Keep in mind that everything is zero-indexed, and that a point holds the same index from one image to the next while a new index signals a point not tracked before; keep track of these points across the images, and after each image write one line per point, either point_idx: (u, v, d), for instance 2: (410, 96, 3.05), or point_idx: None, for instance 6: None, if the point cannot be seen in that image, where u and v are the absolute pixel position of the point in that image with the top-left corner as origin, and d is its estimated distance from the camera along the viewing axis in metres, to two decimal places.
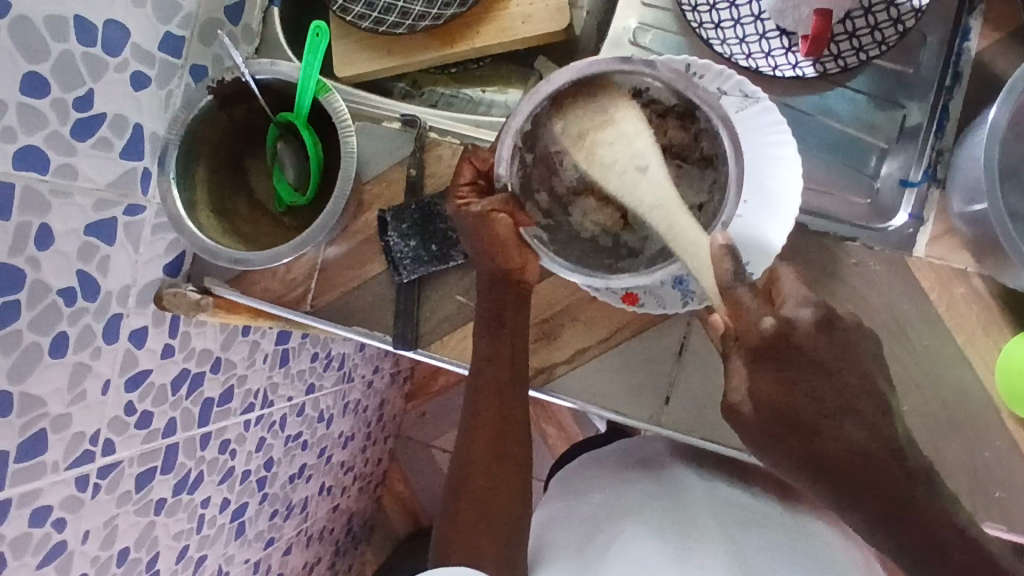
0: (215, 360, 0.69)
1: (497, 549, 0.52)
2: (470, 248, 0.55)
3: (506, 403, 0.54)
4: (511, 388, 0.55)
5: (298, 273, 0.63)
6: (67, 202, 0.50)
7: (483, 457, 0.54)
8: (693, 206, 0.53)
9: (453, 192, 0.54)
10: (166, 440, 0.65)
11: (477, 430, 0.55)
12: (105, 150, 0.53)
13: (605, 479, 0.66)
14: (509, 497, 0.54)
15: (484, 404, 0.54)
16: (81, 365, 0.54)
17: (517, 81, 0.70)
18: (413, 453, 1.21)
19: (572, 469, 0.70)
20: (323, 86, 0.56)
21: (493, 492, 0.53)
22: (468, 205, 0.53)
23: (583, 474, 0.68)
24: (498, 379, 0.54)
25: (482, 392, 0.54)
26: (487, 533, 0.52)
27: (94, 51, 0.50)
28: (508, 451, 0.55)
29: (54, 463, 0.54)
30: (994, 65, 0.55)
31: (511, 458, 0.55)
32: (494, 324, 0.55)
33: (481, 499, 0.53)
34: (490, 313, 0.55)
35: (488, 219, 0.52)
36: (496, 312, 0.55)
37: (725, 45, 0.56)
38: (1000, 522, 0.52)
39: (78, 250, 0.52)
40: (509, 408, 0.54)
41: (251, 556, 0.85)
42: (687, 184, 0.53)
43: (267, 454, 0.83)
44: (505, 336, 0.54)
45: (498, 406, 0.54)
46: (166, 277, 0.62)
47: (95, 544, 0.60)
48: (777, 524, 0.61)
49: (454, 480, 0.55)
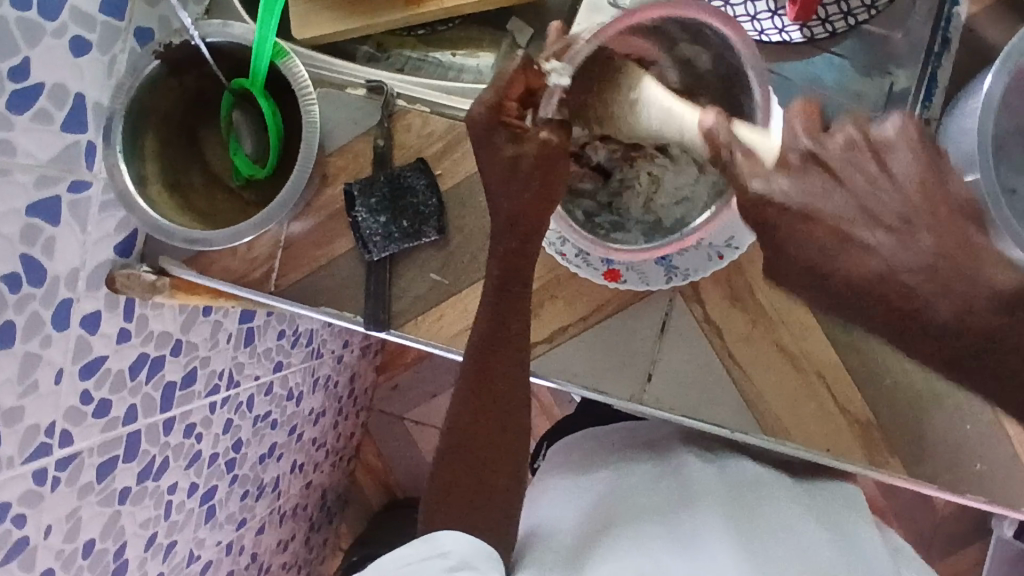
0: (175, 342, 0.66)
1: (491, 521, 0.51)
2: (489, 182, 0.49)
3: (515, 378, 0.50)
4: (514, 357, 0.49)
5: (259, 252, 0.60)
6: (6, 181, 0.46)
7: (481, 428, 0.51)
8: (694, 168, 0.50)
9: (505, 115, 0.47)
10: (127, 427, 0.62)
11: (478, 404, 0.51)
12: (45, 123, 0.49)
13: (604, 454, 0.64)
14: (506, 474, 0.52)
15: (486, 372, 0.49)
16: (31, 355, 0.50)
17: (489, 45, 0.65)
18: (386, 426, 1.19)
19: (566, 445, 0.69)
20: (281, 51, 0.52)
21: (499, 474, 0.51)
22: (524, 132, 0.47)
23: (576, 447, 0.67)
24: (502, 341, 0.49)
25: (486, 358, 0.49)
26: (479, 506, 0.51)
27: (29, 15, 0.46)
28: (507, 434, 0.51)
29: (8, 457, 0.50)
30: (984, 32, 0.54)
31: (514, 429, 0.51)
32: (506, 285, 0.49)
33: (479, 477, 0.51)
34: (500, 275, 0.49)
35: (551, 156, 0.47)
36: (508, 277, 0.49)
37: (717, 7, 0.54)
38: (981, 494, 0.52)
39: (20, 233, 0.47)
40: (511, 378, 0.50)
41: (223, 538, 0.83)
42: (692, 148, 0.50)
43: (234, 435, 0.80)
44: (514, 298, 0.49)
45: (501, 375, 0.49)
46: (118, 257, 0.58)
47: (59, 537, 0.57)
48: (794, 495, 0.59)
49: (450, 445, 0.52)
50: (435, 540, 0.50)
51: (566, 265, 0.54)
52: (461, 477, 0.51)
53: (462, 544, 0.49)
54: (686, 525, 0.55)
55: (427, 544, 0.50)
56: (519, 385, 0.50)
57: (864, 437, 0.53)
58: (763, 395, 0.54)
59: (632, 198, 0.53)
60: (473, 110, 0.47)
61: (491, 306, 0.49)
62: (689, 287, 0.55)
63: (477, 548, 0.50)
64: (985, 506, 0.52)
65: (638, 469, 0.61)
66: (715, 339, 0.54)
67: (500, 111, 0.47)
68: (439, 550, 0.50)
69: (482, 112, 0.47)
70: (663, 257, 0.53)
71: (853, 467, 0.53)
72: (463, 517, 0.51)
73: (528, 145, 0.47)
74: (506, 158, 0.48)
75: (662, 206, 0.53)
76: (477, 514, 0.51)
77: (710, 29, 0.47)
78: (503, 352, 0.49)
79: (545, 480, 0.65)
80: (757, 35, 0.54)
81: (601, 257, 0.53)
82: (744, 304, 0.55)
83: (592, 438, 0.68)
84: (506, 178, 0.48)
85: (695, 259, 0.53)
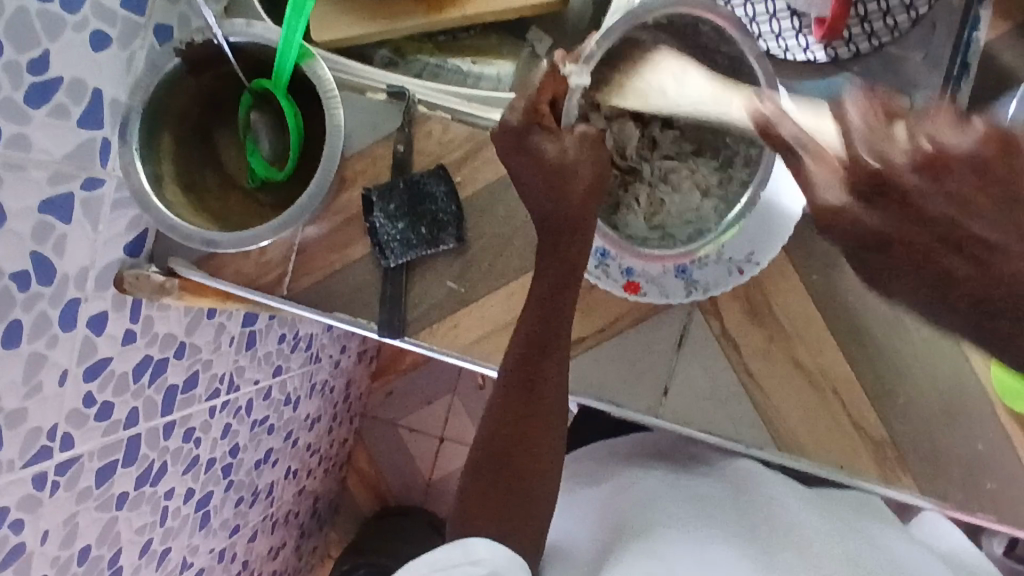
0: (180, 344, 0.64)
1: (524, 529, 0.50)
2: (529, 184, 0.47)
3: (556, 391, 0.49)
4: (552, 365, 0.48)
5: (272, 256, 0.59)
6: (21, 176, 0.45)
7: (519, 436, 0.49)
8: (706, 190, 0.52)
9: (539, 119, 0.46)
10: (128, 431, 0.60)
11: (516, 412, 0.49)
12: (62, 118, 0.47)
13: (614, 463, 0.64)
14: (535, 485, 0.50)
15: (524, 381, 0.48)
16: (36, 356, 0.49)
17: (507, 54, 0.65)
18: (380, 432, 1.18)
19: (585, 452, 0.68)
20: (307, 53, 0.52)
21: (530, 484, 0.50)
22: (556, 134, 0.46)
23: (594, 463, 0.66)
24: (541, 348, 0.48)
25: (525, 366, 0.48)
26: (514, 517, 0.50)
27: (50, 8, 0.44)
28: (540, 445, 0.50)
29: (9, 461, 0.49)
30: (1001, 56, 0.54)
31: (548, 438, 0.50)
32: (553, 293, 0.47)
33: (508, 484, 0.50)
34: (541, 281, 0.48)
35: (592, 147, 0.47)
36: (554, 291, 0.47)
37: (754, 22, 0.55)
38: (991, 513, 0.53)
39: (32, 229, 0.46)
40: (549, 388, 0.48)
41: (216, 545, 0.82)
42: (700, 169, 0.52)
43: (232, 440, 0.78)
44: (557, 306, 0.47)
45: (539, 384, 0.48)
46: (127, 257, 0.57)
47: (55, 544, 0.55)
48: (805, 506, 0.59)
49: (484, 452, 0.51)
50: (466, 547, 0.48)
51: (585, 275, 0.53)
52: (497, 486, 0.50)
53: (496, 552, 0.48)
54: (699, 534, 0.51)
55: (458, 551, 0.48)
56: (558, 399, 0.49)
57: (877, 455, 0.54)
58: (778, 412, 0.54)
59: (634, 214, 0.52)
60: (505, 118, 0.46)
61: (536, 312, 0.48)
62: (707, 300, 0.55)
63: (509, 559, 0.48)
64: (996, 525, 0.53)
65: (651, 480, 0.59)
66: (733, 351, 0.55)
67: (535, 116, 0.46)
68: (470, 557, 0.48)
69: (518, 115, 0.46)
70: (681, 270, 0.52)
71: (865, 484, 0.53)
72: (495, 529, 0.50)
73: (570, 141, 0.46)
74: (553, 161, 0.46)
75: (673, 223, 0.52)
76: (505, 522, 0.50)
77: (710, 26, 0.47)
78: (541, 362, 0.48)
79: (565, 498, 0.63)
80: (782, 53, 0.55)
81: (620, 267, 0.52)
82: (762, 319, 0.55)
83: (610, 447, 0.67)
84: (555, 184, 0.47)
85: (717, 272, 0.52)
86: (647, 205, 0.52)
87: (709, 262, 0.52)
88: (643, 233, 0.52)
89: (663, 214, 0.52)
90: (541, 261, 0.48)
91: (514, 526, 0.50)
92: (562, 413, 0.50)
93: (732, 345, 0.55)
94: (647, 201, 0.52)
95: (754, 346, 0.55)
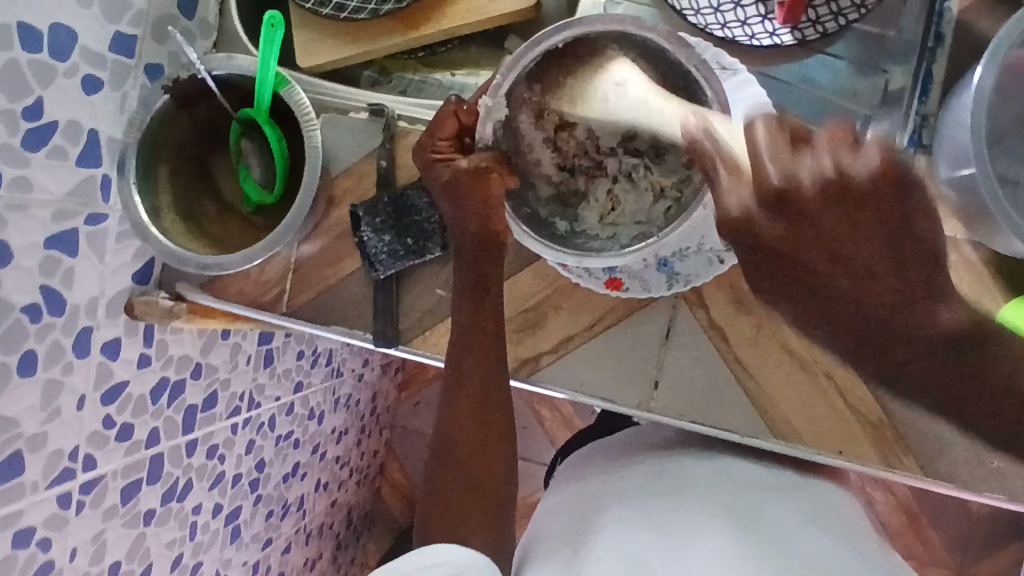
0: (196, 365, 0.67)
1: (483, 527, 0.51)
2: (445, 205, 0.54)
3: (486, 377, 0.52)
4: (493, 362, 0.53)
5: (271, 275, 0.61)
6: (24, 216, 0.48)
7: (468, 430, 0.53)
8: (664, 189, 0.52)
9: (432, 146, 0.54)
10: (150, 450, 0.63)
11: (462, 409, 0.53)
12: (60, 159, 0.51)
13: (612, 458, 0.64)
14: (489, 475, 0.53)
15: (469, 378, 0.52)
16: (53, 383, 0.52)
17: (488, 64, 0.67)
18: (409, 442, 1.20)
19: (581, 457, 0.68)
20: (283, 80, 0.55)
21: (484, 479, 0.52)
22: (449, 160, 0.53)
23: (584, 464, 0.66)
24: (479, 347, 0.52)
25: (467, 363, 0.52)
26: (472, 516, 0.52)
27: (41, 57, 0.48)
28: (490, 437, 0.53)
29: (33, 483, 0.52)
30: (978, 23, 0.53)
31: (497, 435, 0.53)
32: (479, 290, 0.53)
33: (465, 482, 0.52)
34: (471, 286, 0.53)
35: (480, 175, 0.52)
36: (479, 281, 0.53)
37: (719, 14, 0.53)
38: (999, 492, 0.52)
39: (39, 264, 0.49)
40: (493, 383, 0.52)
41: (249, 557, 0.85)
42: (660, 168, 0.52)
43: (258, 455, 0.81)
44: (488, 307, 0.53)
45: (483, 381, 0.52)
46: (137, 285, 0.60)
47: (84, 560, 0.58)
48: (794, 494, 0.56)
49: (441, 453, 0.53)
50: (430, 550, 0.49)
51: (568, 275, 0.54)
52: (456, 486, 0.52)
53: (457, 556, 0.49)
54: (676, 527, 0.53)
55: (422, 555, 0.49)
56: (491, 381, 0.53)
57: (877, 439, 0.53)
58: (771, 398, 0.54)
59: (588, 211, 0.53)
60: (416, 149, 0.54)
61: (470, 311, 0.52)
62: (691, 291, 0.55)
63: (472, 560, 0.49)
64: (1005, 504, 0.52)
65: (642, 472, 0.59)
66: (719, 339, 0.54)
67: (433, 148, 0.54)
68: (434, 560, 0.48)
69: (422, 150, 0.54)
70: (663, 262, 0.53)
71: (865, 468, 0.53)
72: (454, 530, 0.51)
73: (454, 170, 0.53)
74: (444, 182, 0.53)
75: (620, 221, 0.53)
76: (467, 523, 0.51)
77: (641, 37, 0.48)
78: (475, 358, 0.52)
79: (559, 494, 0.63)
80: (748, 40, 0.54)
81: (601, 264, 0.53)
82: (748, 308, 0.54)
83: (605, 448, 0.67)
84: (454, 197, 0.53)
85: (695, 265, 0.52)
86: (604, 203, 0.53)
87: (688, 254, 0.52)
88: (593, 227, 0.53)
89: (618, 215, 0.53)
90: (461, 260, 0.54)
91: (470, 523, 0.51)
92: (505, 401, 0.53)
93: (717, 336, 0.55)
94: (605, 197, 0.53)
95: (744, 337, 0.54)
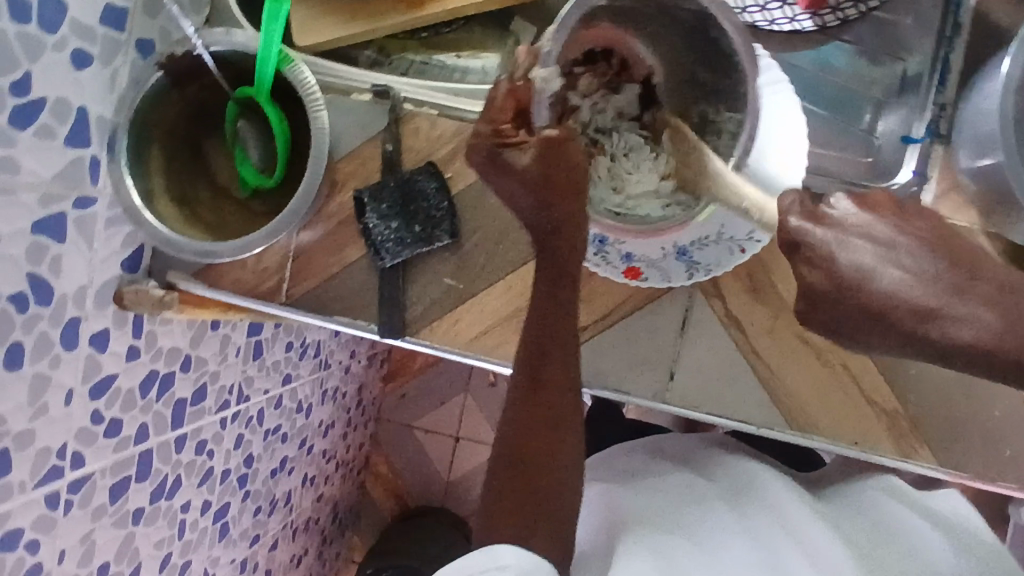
0: (185, 357, 0.64)
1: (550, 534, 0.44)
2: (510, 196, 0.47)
3: (564, 384, 0.47)
4: (566, 361, 0.47)
5: (269, 263, 0.59)
6: (11, 200, 0.44)
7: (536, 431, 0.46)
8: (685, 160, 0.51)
9: (497, 127, 0.46)
10: (138, 446, 0.60)
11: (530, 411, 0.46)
12: (48, 138, 0.47)
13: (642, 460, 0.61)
14: (564, 488, 0.46)
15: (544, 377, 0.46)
16: (40, 377, 0.49)
17: (493, 46, 0.65)
18: (396, 434, 1.18)
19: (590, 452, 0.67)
20: (287, 57, 0.52)
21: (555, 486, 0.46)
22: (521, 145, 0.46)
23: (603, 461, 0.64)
24: (555, 346, 0.47)
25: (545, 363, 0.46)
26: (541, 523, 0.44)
27: (29, 28, 0.44)
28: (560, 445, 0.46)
29: (21, 483, 0.49)
30: (993, 12, 0.52)
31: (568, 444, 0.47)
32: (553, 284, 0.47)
33: (529, 487, 0.45)
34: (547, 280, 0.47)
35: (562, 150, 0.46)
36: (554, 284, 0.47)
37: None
38: (1012, 480, 0.52)
39: (26, 251, 0.46)
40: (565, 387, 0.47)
41: (237, 555, 0.82)
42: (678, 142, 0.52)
43: (246, 450, 0.79)
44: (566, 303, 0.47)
45: (557, 383, 0.46)
46: (126, 273, 0.57)
47: (73, 562, 0.55)
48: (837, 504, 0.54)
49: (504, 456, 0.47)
50: (492, 552, 0.43)
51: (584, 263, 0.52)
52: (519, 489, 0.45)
53: (520, 557, 0.42)
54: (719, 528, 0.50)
55: (485, 556, 0.43)
56: (570, 387, 0.47)
57: (893, 429, 0.53)
58: (788, 389, 0.53)
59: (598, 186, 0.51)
60: (473, 140, 0.47)
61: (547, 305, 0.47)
62: (708, 282, 0.54)
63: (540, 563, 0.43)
64: (1017, 491, 0.52)
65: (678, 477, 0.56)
66: (735, 329, 0.54)
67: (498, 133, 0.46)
68: (498, 563, 0.42)
69: (482, 139, 0.46)
70: (681, 252, 0.51)
71: (879, 456, 0.52)
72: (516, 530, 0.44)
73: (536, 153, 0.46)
74: (522, 171, 0.46)
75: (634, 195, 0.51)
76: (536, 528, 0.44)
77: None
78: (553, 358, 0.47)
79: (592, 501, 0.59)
80: (767, 24, 0.54)
81: (619, 252, 0.51)
82: (764, 297, 0.54)
83: (624, 445, 0.66)
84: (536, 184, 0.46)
85: (717, 252, 0.51)
86: (610, 177, 0.52)
87: (710, 242, 0.50)
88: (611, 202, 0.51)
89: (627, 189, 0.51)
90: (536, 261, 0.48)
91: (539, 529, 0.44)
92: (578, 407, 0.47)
93: (733, 325, 0.54)
94: (609, 173, 0.52)
95: (760, 327, 0.54)
